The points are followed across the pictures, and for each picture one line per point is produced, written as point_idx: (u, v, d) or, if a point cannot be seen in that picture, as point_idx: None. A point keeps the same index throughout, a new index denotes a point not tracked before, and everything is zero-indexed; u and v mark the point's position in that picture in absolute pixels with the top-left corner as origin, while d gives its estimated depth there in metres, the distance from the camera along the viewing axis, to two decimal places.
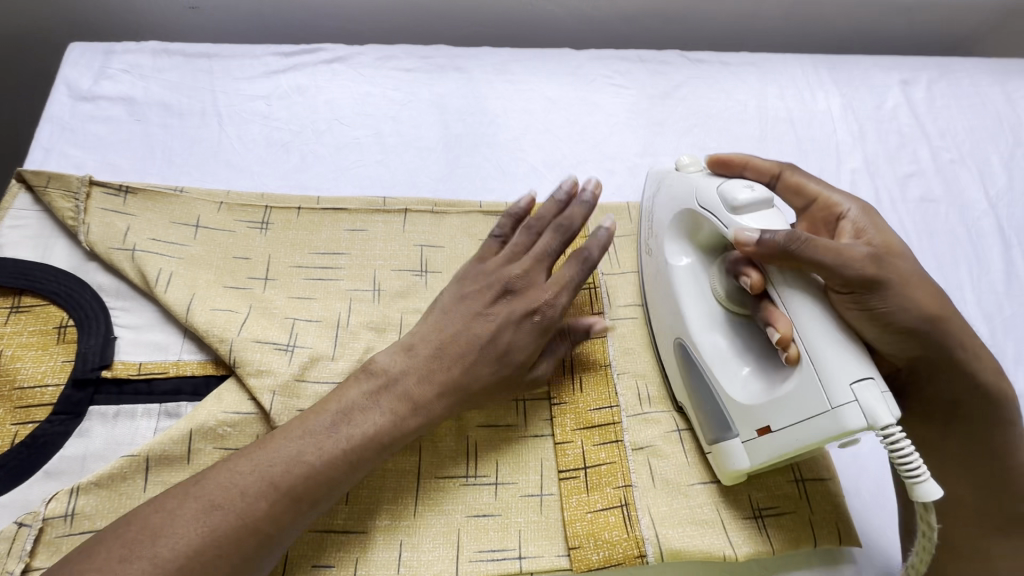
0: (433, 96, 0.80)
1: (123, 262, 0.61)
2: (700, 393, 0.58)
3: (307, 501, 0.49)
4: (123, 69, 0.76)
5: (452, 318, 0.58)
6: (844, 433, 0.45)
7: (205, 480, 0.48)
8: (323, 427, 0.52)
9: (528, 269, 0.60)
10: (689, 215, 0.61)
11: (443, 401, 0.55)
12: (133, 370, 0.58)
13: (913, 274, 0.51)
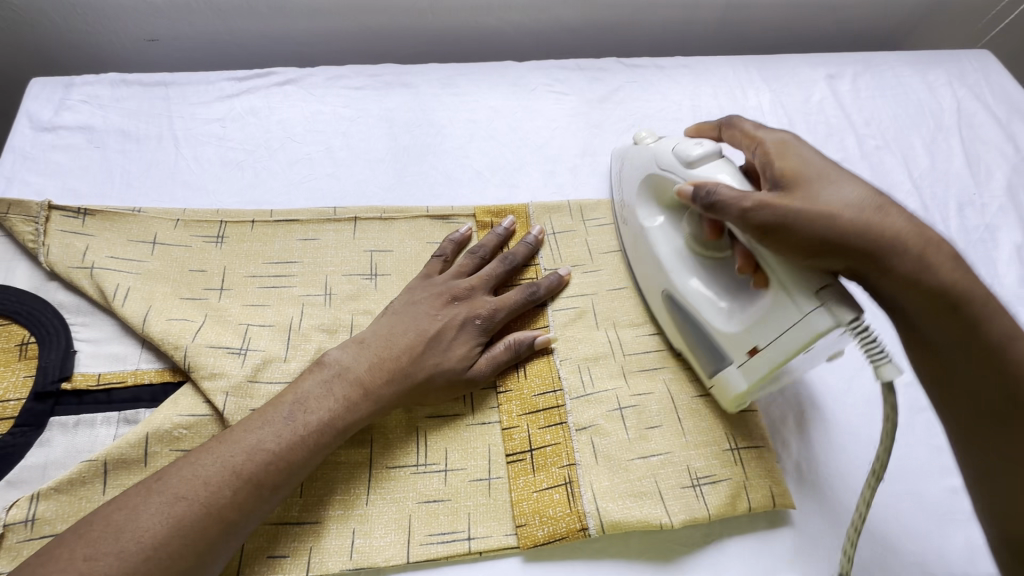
0: (381, 111, 0.85)
1: (82, 280, 0.64)
2: (692, 329, 0.64)
3: (268, 486, 0.51)
4: (83, 100, 0.80)
5: (401, 318, 0.63)
6: (815, 336, 0.51)
7: (167, 475, 0.50)
8: (279, 416, 0.54)
9: (472, 281, 0.67)
10: (654, 181, 0.68)
11: (391, 387, 0.58)
12: (93, 381, 0.61)
13: (816, 195, 0.52)
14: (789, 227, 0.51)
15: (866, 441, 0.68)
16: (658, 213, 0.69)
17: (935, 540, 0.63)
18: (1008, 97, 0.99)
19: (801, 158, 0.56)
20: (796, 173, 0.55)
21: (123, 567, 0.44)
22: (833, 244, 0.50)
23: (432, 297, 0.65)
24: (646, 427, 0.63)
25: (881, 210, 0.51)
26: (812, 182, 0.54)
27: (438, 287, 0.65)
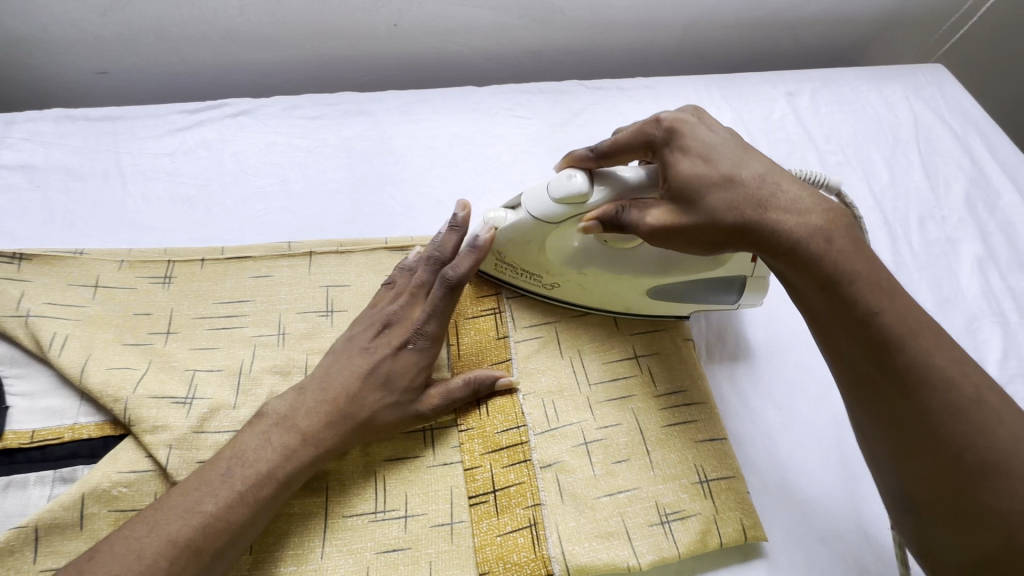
0: (339, 140, 0.83)
1: (16, 329, 0.61)
2: (688, 292, 0.68)
3: (208, 551, 0.49)
4: (24, 137, 0.77)
5: (339, 359, 0.60)
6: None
7: (100, 553, 0.47)
8: (216, 474, 0.51)
9: (402, 304, 0.63)
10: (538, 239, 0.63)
11: (332, 431, 0.56)
12: (26, 439, 0.57)
13: (704, 191, 0.53)
14: (690, 236, 0.54)
15: (837, 464, 0.67)
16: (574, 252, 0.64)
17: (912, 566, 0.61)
18: (963, 110, 1.01)
19: (693, 142, 0.55)
20: (682, 168, 0.54)
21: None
22: (727, 241, 0.53)
23: (364, 331, 0.62)
24: (612, 461, 0.61)
25: (769, 197, 0.52)
26: (707, 176, 0.53)
27: (370, 319, 0.63)
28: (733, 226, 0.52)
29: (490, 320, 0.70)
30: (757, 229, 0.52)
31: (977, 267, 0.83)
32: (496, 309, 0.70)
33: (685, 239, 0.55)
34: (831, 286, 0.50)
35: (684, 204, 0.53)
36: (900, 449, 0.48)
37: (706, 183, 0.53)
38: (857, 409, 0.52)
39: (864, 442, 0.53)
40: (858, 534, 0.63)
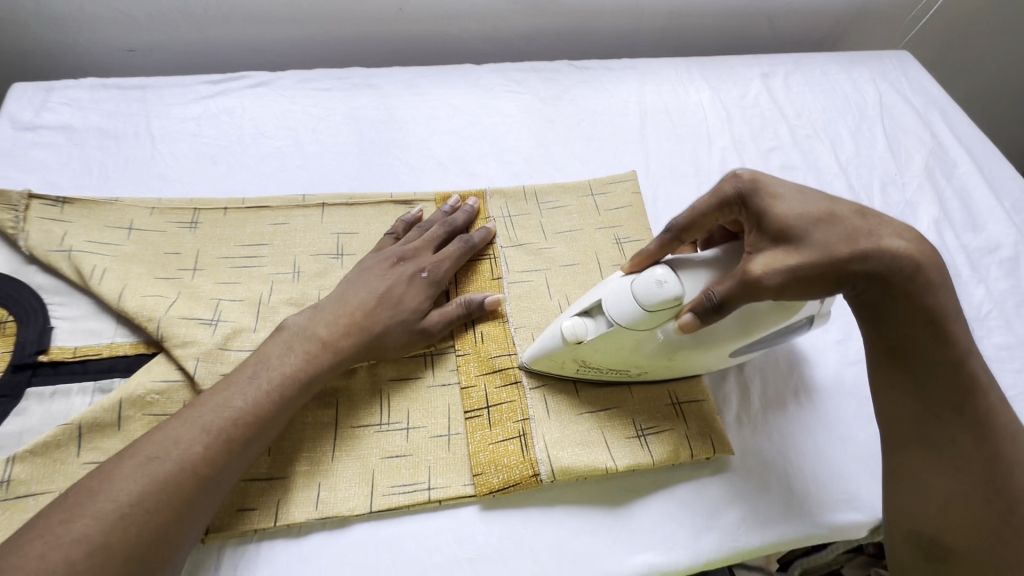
0: (349, 109, 0.91)
1: (61, 262, 0.68)
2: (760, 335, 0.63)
3: (240, 440, 0.55)
4: (63, 102, 0.84)
5: (356, 285, 0.68)
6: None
7: (139, 443, 0.52)
8: (247, 376, 0.58)
9: (412, 245, 0.73)
10: (615, 341, 0.59)
11: (350, 340, 0.63)
12: (70, 354, 0.64)
13: (817, 232, 0.51)
14: (811, 273, 0.50)
15: (801, 393, 0.73)
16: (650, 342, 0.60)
17: (866, 478, 0.68)
18: (925, 91, 1.09)
19: (776, 188, 0.55)
20: (784, 211, 0.53)
21: (100, 525, 0.46)
22: (845, 278, 0.51)
23: (378, 262, 0.70)
24: (595, 384, 0.68)
25: (875, 228, 0.53)
26: (808, 213, 0.52)
27: (382, 254, 0.72)
28: (852, 261, 0.51)
29: (486, 264, 0.76)
30: (876, 264, 0.51)
31: (934, 227, 0.91)
32: (491, 254, 0.77)
33: (805, 286, 0.51)
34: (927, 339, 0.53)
35: (798, 246, 0.51)
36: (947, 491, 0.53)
37: (814, 226, 0.52)
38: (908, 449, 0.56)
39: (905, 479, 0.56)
40: (820, 453, 0.69)
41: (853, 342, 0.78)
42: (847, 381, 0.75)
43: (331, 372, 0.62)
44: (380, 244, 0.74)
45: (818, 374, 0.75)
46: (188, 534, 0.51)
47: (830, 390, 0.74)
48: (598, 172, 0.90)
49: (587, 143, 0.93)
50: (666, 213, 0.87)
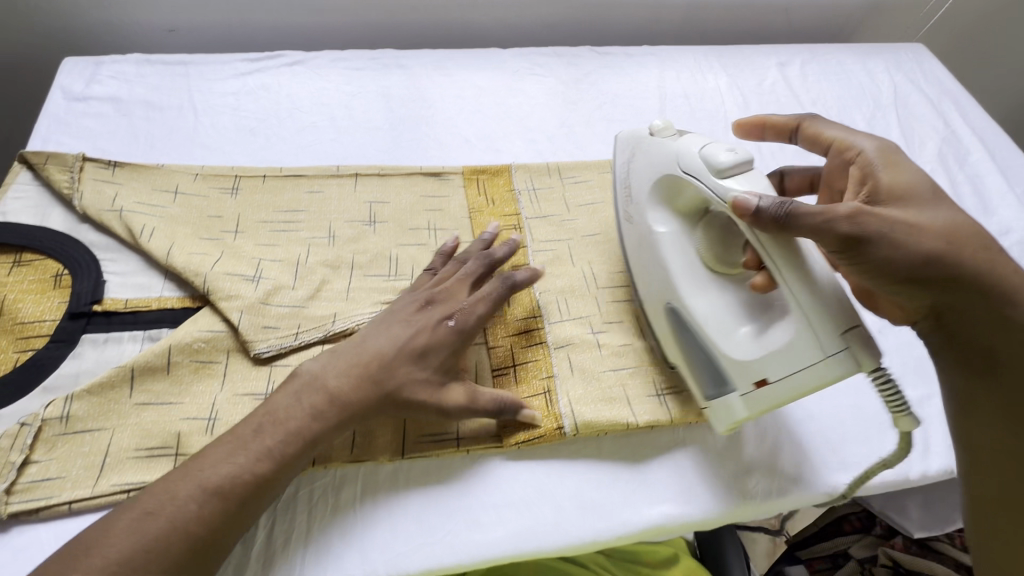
0: (380, 87, 0.95)
1: (112, 221, 0.72)
2: (693, 344, 0.64)
3: (233, 502, 0.51)
4: (111, 76, 0.89)
5: (380, 329, 0.62)
6: (843, 377, 0.53)
7: (143, 493, 0.51)
8: (247, 428, 0.55)
9: (446, 286, 0.66)
10: (669, 182, 0.66)
11: (360, 392, 0.58)
12: (121, 304, 0.68)
13: (919, 215, 0.56)
14: (906, 246, 0.54)
15: None
16: (666, 217, 0.67)
17: (875, 443, 0.70)
18: (940, 82, 1.11)
19: (901, 168, 0.60)
20: (901, 183, 0.58)
21: None
22: (935, 275, 0.55)
23: (404, 306, 0.64)
24: (617, 346, 0.71)
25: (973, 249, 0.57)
26: (916, 204, 0.57)
27: (411, 296, 0.65)
28: (945, 258, 0.55)
29: (512, 233, 0.79)
30: (964, 273, 0.55)
31: None
32: (516, 225, 0.80)
33: (886, 251, 0.54)
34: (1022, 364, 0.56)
35: (900, 216, 0.55)
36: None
37: (916, 208, 0.56)
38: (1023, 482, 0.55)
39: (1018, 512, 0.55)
40: (834, 418, 0.71)
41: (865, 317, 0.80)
42: None
43: (365, 417, 0.59)
44: (418, 283, 0.68)
45: None
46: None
47: None
48: None
49: (608, 124, 0.96)
50: None
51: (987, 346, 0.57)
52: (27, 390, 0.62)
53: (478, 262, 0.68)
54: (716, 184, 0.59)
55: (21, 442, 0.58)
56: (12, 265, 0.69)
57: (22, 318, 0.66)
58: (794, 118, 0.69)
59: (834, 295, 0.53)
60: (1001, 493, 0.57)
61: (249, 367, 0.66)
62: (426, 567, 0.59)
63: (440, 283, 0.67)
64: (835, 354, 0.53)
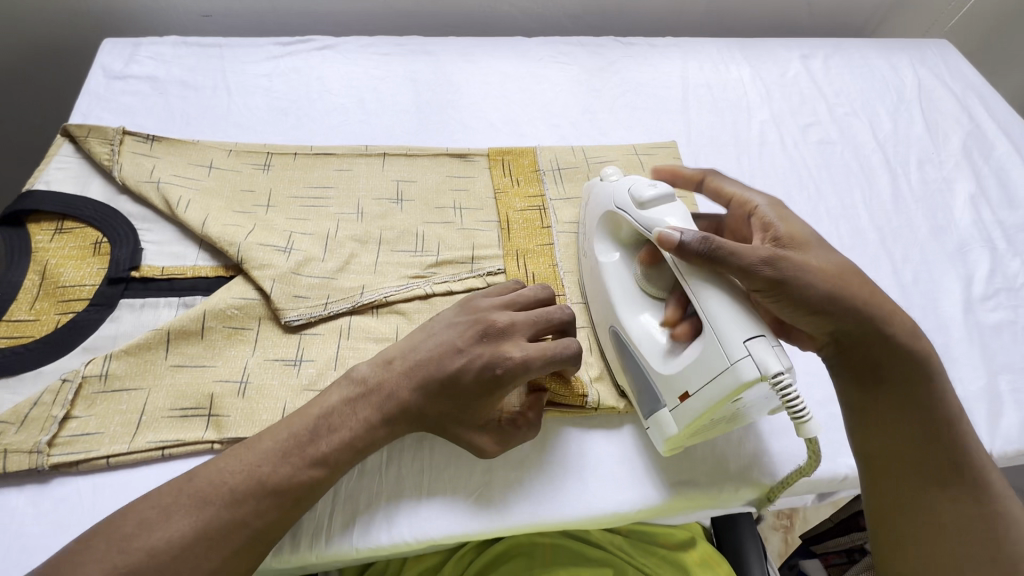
0: (407, 72, 0.96)
1: (150, 192, 0.74)
2: (631, 364, 0.63)
3: (290, 502, 0.52)
4: (149, 56, 0.92)
5: (433, 341, 0.59)
6: (742, 385, 0.51)
7: (197, 477, 0.51)
8: (304, 430, 0.54)
9: (512, 317, 0.60)
10: (610, 216, 0.66)
11: (410, 415, 0.58)
12: (158, 272, 0.70)
13: (818, 258, 0.57)
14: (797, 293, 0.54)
15: None
16: (613, 247, 0.67)
17: None
18: (964, 76, 1.11)
19: (796, 224, 0.60)
20: (797, 234, 0.59)
21: (152, 564, 0.46)
22: (836, 315, 0.56)
23: (464, 329, 0.59)
24: None
25: (872, 296, 0.57)
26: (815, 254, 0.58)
27: (478, 315, 0.60)
28: (845, 296, 0.56)
29: (537, 214, 0.80)
30: (868, 311, 0.56)
31: (970, 203, 0.93)
32: (541, 206, 0.81)
33: (799, 292, 0.54)
34: (918, 374, 0.56)
35: (805, 260, 0.56)
36: (938, 515, 0.53)
37: (815, 254, 0.58)
38: (917, 486, 0.55)
39: (910, 513, 0.55)
40: None
41: None
42: None
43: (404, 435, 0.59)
44: (488, 300, 0.62)
45: None
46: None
47: None
48: (641, 138, 0.94)
49: (630, 112, 0.97)
50: None
51: (874, 361, 0.57)
52: (68, 349, 0.64)
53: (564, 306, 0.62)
54: (640, 216, 0.60)
55: (62, 397, 0.60)
56: (54, 231, 0.72)
57: (63, 282, 0.68)
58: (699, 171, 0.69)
59: (734, 314, 0.53)
60: (890, 503, 0.56)
61: (280, 334, 0.67)
62: (449, 532, 0.60)
63: (508, 309, 0.61)
64: (738, 360, 0.51)
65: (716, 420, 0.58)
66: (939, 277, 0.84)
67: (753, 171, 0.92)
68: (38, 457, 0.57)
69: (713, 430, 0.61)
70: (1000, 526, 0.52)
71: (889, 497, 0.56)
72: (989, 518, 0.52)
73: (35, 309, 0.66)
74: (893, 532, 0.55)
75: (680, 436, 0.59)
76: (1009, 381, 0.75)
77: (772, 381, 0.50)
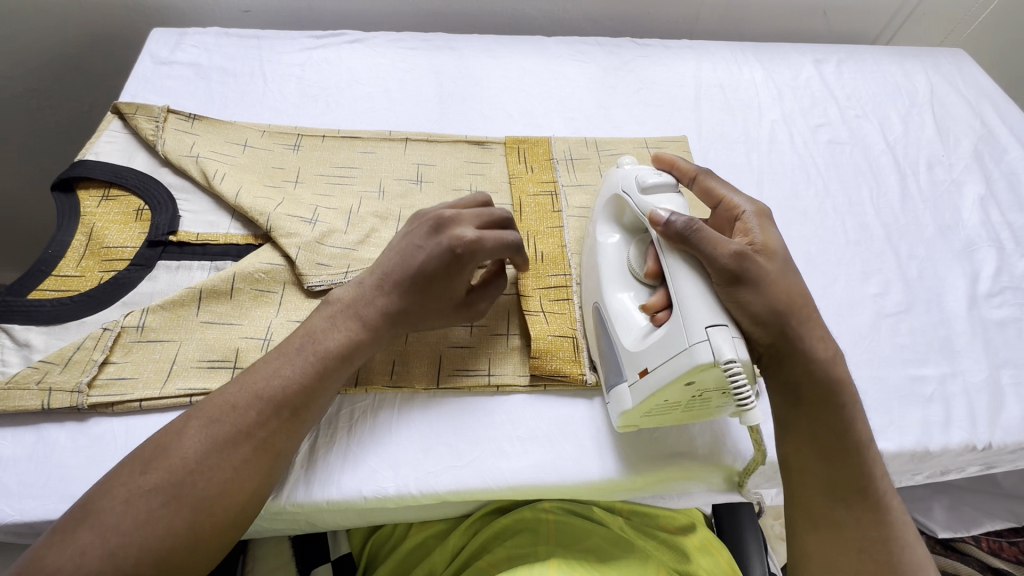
0: (431, 65, 1.02)
1: (190, 165, 0.80)
2: (603, 341, 0.65)
3: (289, 408, 0.56)
4: (193, 45, 0.98)
5: (394, 252, 0.64)
6: (695, 367, 0.52)
7: (204, 403, 0.55)
8: (292, 347, 0.59)
9: (457, 209, 0.64)
10: (616, 199, 0.69)
11: (387, 322, 0.63)
12: (193, 237, 0.75)
13: (776, 273, 0.59)
14: (748, 296, 0.56)
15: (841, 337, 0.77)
16: (613, 231, 0.69)
17: (897, 413, 0.72)
18: (978, 84, 1.12)
19: (774, 237, 0.61)
20: (771, 245, 0.60)
21: (172, 478, 0.50)
22: (778, 328, 0.58)
23: (418, 229, 0.64)
24: None
25: (815, 322, 0.60)
26: (777, 268, 0.59)
27: (427, 216, 0.65)
28: (784, 312, 0.57)
29: (548, 199, 0.84)
30: (803, 331, 0.59)
31: (979, 205, 0.94)
32: (552, 191, 0.85)
33: (751, 297, 0.56)
34: (833, 399, 0.59)
35: (765, 269, 0.58)
36: (844, 532, 0.57)
37: (778, 267, 0.59)
38: (826, 504, 0.58)
39: (819, 530, 0.58)
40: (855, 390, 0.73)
41: (890, 296, 0.82)
42: (883, 330, 0.79)
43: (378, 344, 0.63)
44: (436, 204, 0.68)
45: (855, 320, 0.79)
46: (254, 493, 0.53)
47: (867, 337, 0.78)
48: (653, 132, 0.97)
49: (644, 108, 1.01)
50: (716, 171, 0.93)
51: (794, 380, 0.59)
52: (109, 303, 0.69)
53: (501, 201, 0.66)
54: (639, 198, 0.63)
55: (103, 344, 0.65)
56: (101, 198, 0.78)
57: (108, 243, 0.74)
58: (695, 167, 0.68)
59: (699, 298, 0.55)
60: (809, 522, 0.58)
61: (302, 298, 0.71)
62: (452, 488, 0.63)
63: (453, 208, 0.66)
64: (697, 343, 0.53)
65: (672, 404, 0.59)
66: (944, 274, 0.85)
67: (761, 167, 0.95)
68: (79, 396, 0.62)
69: (671, 415, 0.62)
70: (894, 551, 0.55)
71: (803, 511, 0.59)
72: (887, 543, 0.56)
73: (81, 266, 0.72)
74: (801, 543, 0.58)
75: (635, 413, 0.60)
76: (1012, 375, 0.76)
77: (724, 368, 0.52)
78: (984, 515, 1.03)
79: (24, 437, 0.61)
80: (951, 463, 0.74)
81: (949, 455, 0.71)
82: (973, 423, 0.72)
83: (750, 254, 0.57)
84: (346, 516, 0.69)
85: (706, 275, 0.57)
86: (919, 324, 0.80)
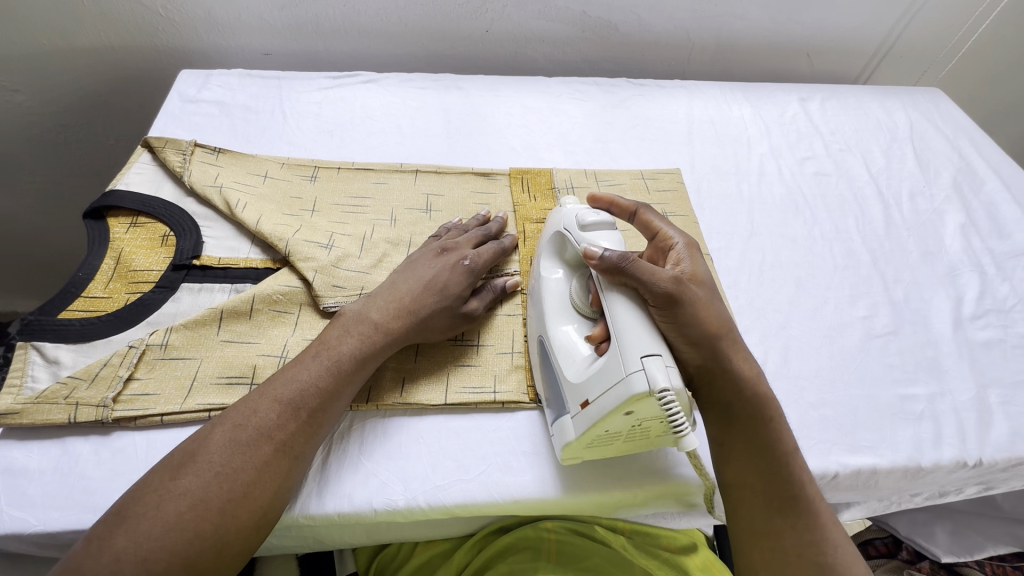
0: (441, 103, 1.09)
1: (214, 194, 0.85)
2: (550, 378, 0.67)
3: (306, 411, 0.61)
4: (218, 84, 1.06)
5: (403, 272, 0.74)
6: (632, 397, 0.53)
7: (227, 412, 0.59)
8: (309, 355, 0.64)
9: (456, 240, 0.79)
10: (558, 236, 0.71)
11: (400, 324, 0.69)
12: (215, 262, 0.80)
13: (707, 299, 0.62)
14: (685, 319, 0.59)
15: (832, 357, 0.80)
16: (557, 265, 0.71)
17: (889, 429, 0.74)
18: (955, 120, 1.19)
19: (703, 264, 0.66)
20: (699, 273, 0.65)
21: (201, 483, 0.53)
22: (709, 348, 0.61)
23: (426, 253, 0.76)
24: None
25: (737, 342, 0.64)
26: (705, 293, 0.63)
27: (428, 246, 0.78)
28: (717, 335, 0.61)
29: None
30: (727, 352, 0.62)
31: (960, 232, 0.99)
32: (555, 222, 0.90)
33: (683, 322, 0.59)
34: (760, 412, 0.62)
35: (698, 297, 0.61)
36: (778, 534, 0.59)
37: (705, 293, 0.63)
38: (763, 508, 0.60)
39: (759, 535, 0.60)
40: (847, 407, 0.75)
41: (878, 319, 0.86)
42: (873, 350, 0.82)
43: (389, 350, 0.69)
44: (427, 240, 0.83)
45: (845, 341, 0.83)
46: (275, 496, 0.56)
47: (857, 357, 0.81)
48: (648, 165, 1.03)
49: (641, 142, 1.07)
50: (708, 201, 0.98)
51: (726, 398, 0.62)
52: (134, 323, 0.73)
53: (482, 231, 0.81)
54: (579, 236, 0.65)
55: (128, 361, 0.68)
56: (129, 225, 0.83)
57: (134, 267, 0.78)
58: (635, 202, 0.73)
59: (640, 329, 0.56)
60: (753, 528, 0.60)
61: (317, 318, 0.75)
62: (458, 500, 0.65)
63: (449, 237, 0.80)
64: (633, 372, 0.54)
65: (616, 434, 0.60)
66: (930, 297, 0.89)
67: (751, 197, 1.00)
68: (104, 411, 0.65)
69: (614, 446, 0.63)
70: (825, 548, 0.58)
71: (744, 526, 0.61)
72: (817, 538, 0.58)
73: (109, 288, 0.76)
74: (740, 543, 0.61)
75: (578, 444, 0.62)
76: (999, 394, 0.79)
77: (658, 397, 0.53)
78: (986, 539, 1.04)
79: (50, 450, 0.64)
80: (945, 481, 0.76)
81: (941, 471, 0.73)
82: (962, 440, 0.74)
83: (684, 284, 0.60)
84: (354, 533, 0.71)
85: (642, 299, 0.59)
86: (908, 345, 0.83)
